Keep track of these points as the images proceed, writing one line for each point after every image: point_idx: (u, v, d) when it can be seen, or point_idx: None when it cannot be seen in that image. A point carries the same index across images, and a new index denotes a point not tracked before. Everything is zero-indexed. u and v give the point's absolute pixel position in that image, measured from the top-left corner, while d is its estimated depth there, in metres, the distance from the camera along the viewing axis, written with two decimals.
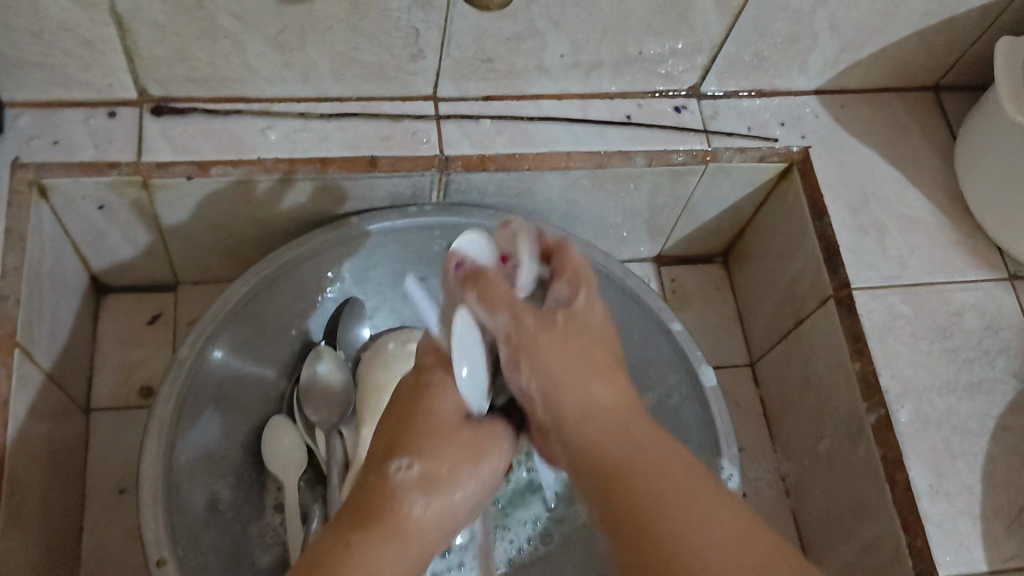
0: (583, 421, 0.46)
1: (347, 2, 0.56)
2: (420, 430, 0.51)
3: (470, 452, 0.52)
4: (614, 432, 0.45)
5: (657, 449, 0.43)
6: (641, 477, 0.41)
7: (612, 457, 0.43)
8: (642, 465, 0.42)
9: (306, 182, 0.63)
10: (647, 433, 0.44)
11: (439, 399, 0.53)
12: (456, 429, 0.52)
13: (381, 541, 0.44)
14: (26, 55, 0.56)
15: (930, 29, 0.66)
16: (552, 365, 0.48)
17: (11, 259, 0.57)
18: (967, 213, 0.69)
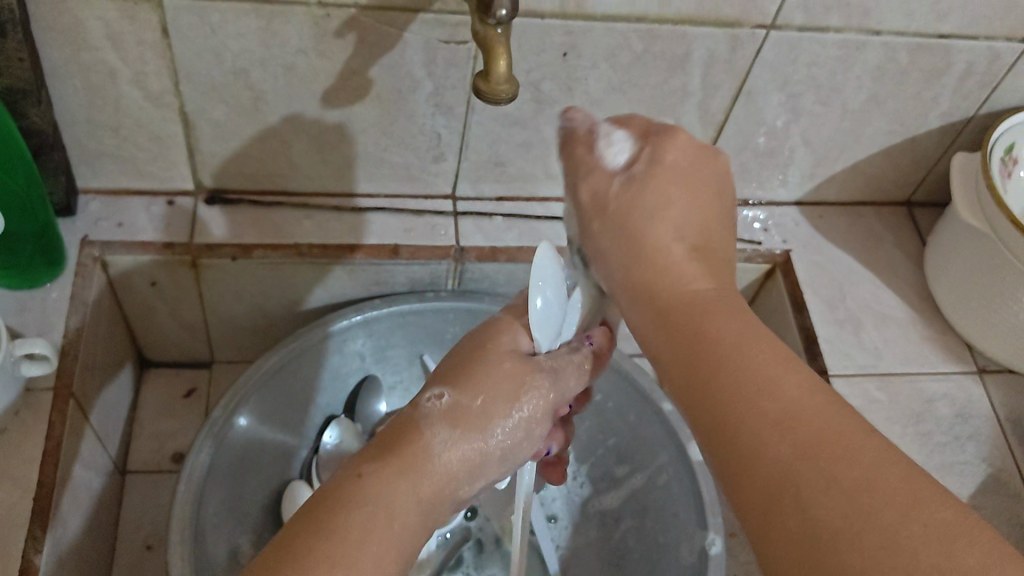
0: (635, 260, 0.42)
1: (379, 108, 0.65)
2: (468, 372, 0.48)
3: (508, 393, 0.48)
4: (697, 301, 0.40)
5: (731, 325, 0.39)
6: (732, 363, 0.38)
7: (703, 336, 0.39)
8: (723, 344, 0.39)
9: (336, 265, 0.71)
10: (732, 320, 0.40)
11: (494, 358, 0.49)
12: (503, 382, 0.48)
13: (399, 485, 0.42)
14: (103, 147, 0.66)
15: (895, 147, 0.74)
16: (643, 214, 0.42)
17: (73, 321, 0.64)
18: (937, 312, 0.75)
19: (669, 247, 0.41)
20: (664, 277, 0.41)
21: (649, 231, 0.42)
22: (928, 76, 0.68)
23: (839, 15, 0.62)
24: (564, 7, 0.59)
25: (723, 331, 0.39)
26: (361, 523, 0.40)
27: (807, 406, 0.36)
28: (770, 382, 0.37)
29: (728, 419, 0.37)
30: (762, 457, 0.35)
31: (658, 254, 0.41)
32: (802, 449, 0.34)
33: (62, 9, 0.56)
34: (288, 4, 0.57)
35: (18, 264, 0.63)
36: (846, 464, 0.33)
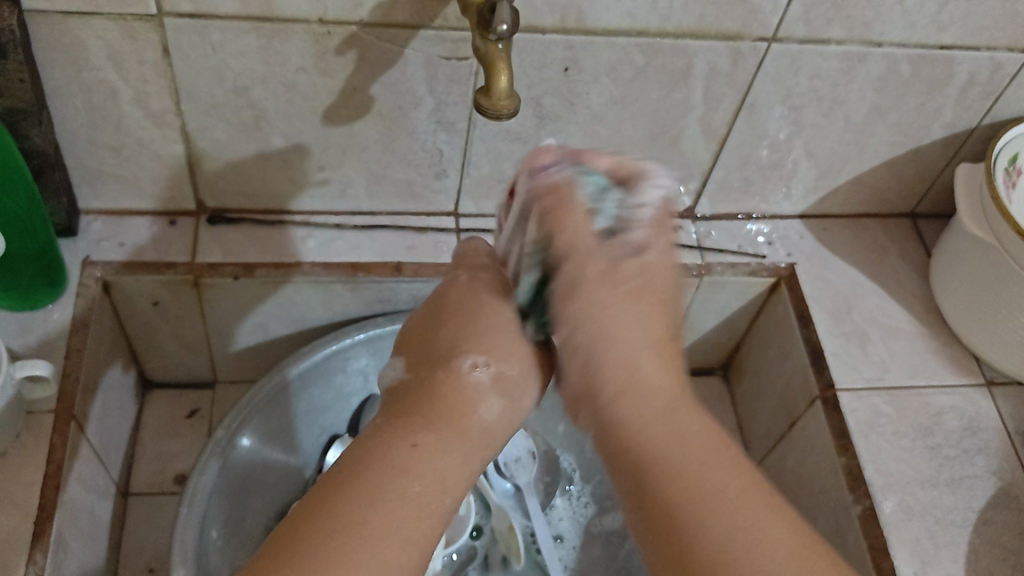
0: (609, 375, 0.46)
1: (381, 125, 0.65)
2: (464, 327, 0.50)
3: (524, 356, 0.50)
4: (661, 407, 0.45)
5: (694, 428, 0.44)
6: (681, 454, 0.42)
7: (652, 437, 0.44)
8: (675, 440, 0.43)
9: (339, 284, 0.71)
10: (687, 425, 0.44)
11: (484, 306, 0.52)
12: (515, 339, 0.50)
13: (448, 441, 0.44)
14: (104, 167, 0.66)
15: (899, 159, 0.74)
16: (610, 330, 0.47)
17: (74, 342, 0.63)
18: (943, 324, 0.75)
19: (631, 376, 0.46)
20: (624, 376, 0.46)
21: (621, 334, 0.47)
22: (930, 87, 0.68)
23: (840, 28, 0.62)
24: (565, 22, 0.59)
25: (677, 431, 0.44)
26: (405, 477, 0.41)
27: (735, 487, 0.41)
28: (715, 475, 0.42)
29: (667, 492, 0.41)
30: (699, 530, 0.40)
31: (623, 362, 0.46)
32: (734, 526, 0.40)
33: (64, 30, 0.56)
34: (290, 22, 0.57)
35: (20, 285, 0.63)
36: (762, 542, 0.39)
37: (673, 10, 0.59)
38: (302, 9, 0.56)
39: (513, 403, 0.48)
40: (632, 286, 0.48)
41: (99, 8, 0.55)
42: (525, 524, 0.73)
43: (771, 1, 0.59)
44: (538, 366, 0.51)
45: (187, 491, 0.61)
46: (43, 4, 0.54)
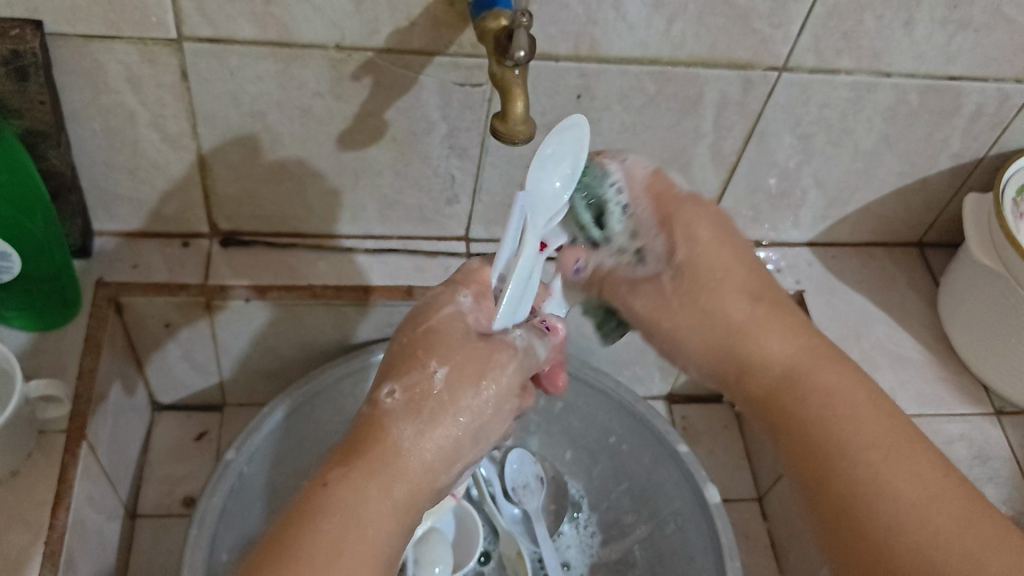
0: (721, 348, 0.54)
1: (395, 150, 0.66)
2: (407, 356, 0.50)
3: (467, 373, 0.49)
4: (809, 379, 0.50)
5: (832, 379, 0.50)
6: (834, 417, 0.48)
7: (813, 402, 0.49)
8: (829, 399, 0.49)
9: (350, 307, 0.71)
10: (829, 376, 0.50)
11: (426, 331, 0.50)
12: (467, 354, 0.49)
13: (369, 486, 0.45)
14: (119, 189, 0.66)
15: (907, 188, 0.75)
16: (706, 301, 0.54)
17: (87, 363, 0.63)
18: (951, 353, 0.75)
19: (763, 347, 0.52)
20: (762, 357, 0.52)
21: (751, 345, 0.52)
22: (938, 118, 0.68)
23: (849, 58, 0.63)
24: (578, 50, 0.60)
25: (832, 403, 0.49)
26: (334, 541, 0.43)
27: (861, 439, 0.47)
28: (862, 418, 0.48)
29: (820, 449, 0.48)
30: (851, 471, 0.46)
31: (757, 340, 0.52)
32: (872, 466, 0.46)
33: (84, 53, 0.56)
34: (307, 47, 0.58)
35: (35, 305, 0.63)
36: (901, 482, 0.45)
37: (685, 39, 0.60)
38: (320, 35, 0.57)
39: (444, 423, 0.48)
40: (736, 285, 0.54)
41: (120, 32, 0.56)
42: (532, 549, 0.73)
43: (781, 31, 0.60)
44: (479, 375, 0.49)
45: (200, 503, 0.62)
46: (64, 27, 0.55)
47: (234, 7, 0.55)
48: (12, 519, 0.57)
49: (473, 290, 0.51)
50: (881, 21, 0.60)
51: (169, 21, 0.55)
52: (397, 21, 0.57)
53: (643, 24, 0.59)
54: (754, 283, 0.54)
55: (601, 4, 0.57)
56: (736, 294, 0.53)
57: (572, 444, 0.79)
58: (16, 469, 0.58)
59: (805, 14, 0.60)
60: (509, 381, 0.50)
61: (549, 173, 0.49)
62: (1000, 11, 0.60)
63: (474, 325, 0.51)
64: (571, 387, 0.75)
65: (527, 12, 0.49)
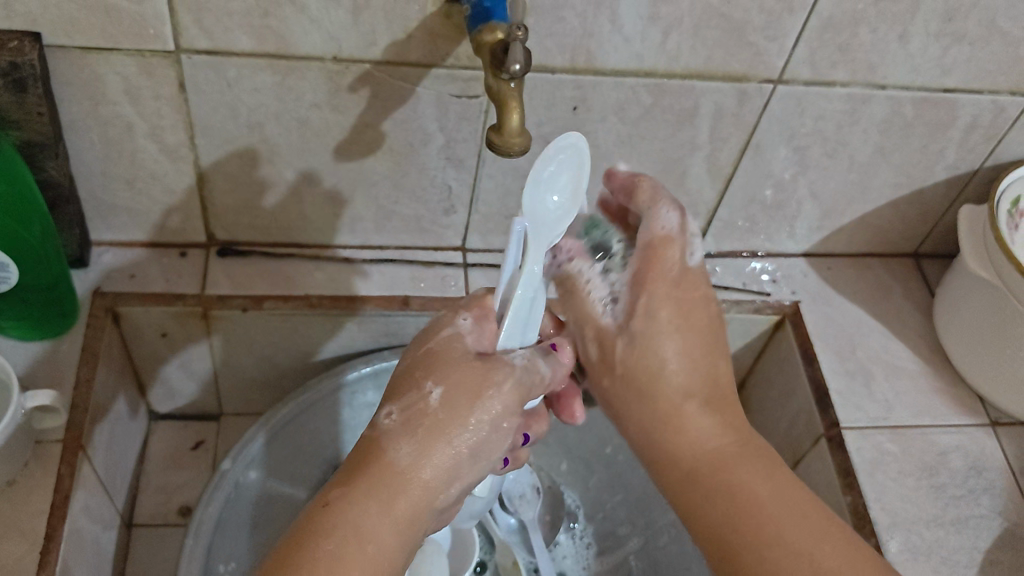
0: (677, 475, 0.53)
1: (392, 161, 0.66)
2: (408, 379, 0.51)
3: (467, 389, 0.49)
4: (698, 420, 0.54)
5: (706, 426, 0.53)
6: (726, 458, 0.52)
7: (694, 437, 0.53)
8: (713, 459, 0.53)
9: (347, 317, 0.71)
10: (710, 425, 0.53)
11: (428, 354, 0.52)
12: (463, 374, 0.50)
13: (370, 509, 0.46)
14: (117, 200, 0.66)
15: (902, 200, 0.75)
16: (632, 399, 0.55)
17: (83, 373, 0.63)
18: (947, 364, 0.75)
19: (687, 405, 0.54)
20: (669, 404, 0.54)
21: (653, 373, 0.54)
22: (933, 130, 0.69)
23: (844, 70, 0.63)
24: (574, 63, 0.60)
25: (721, 450, 0.53)
26: (338, 561, 0.44)
27: (801, 542, 0.48)
28: (750, 474, 0.51)
29: (710, 499, 0.51)
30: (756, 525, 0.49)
31: (680, 381, 0.54)
32: (787, 574, 0.47)
33: (82, 65, 0.57)
34: (305, 59, 0.58)
35: (32, 314, 0.63)
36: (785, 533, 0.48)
37: (680, 52, 0.61)
38: (317, 47, 0.58)
39: (444, 445, 0.48)
40: (678, 329, 0.54)
41: (118, 44, 0.56)
42: (528, 559, 0.73)
43: (777, 44, 0.61)
44: (477, 393, 0.49)
45: (197, 516, 0.62)
46: (62, 39, 0.55)
47: (232, 19, 0.55)
48: (7, 529, 0.57)
49: (474, 314, 0.53)
50: (876, 33, 0.61)
51: (167, 33, 0.56)
52: (394, 33, 0.57)
53: (639, 36, 0.59)
54: (702, 315, 0.55)
55: (597, 16, 0.57)
56: (671, 318, 0.54)
57: (568, 454, 0.79)
58: (11, 479, 0.58)
59: (800, 27, 0.60)
60: (509, 396, 0.50)
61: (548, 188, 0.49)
62: (995, 23, 0.61)
63: (474, 346, 0.52)
64: None
65: (519, 23, 0.50)
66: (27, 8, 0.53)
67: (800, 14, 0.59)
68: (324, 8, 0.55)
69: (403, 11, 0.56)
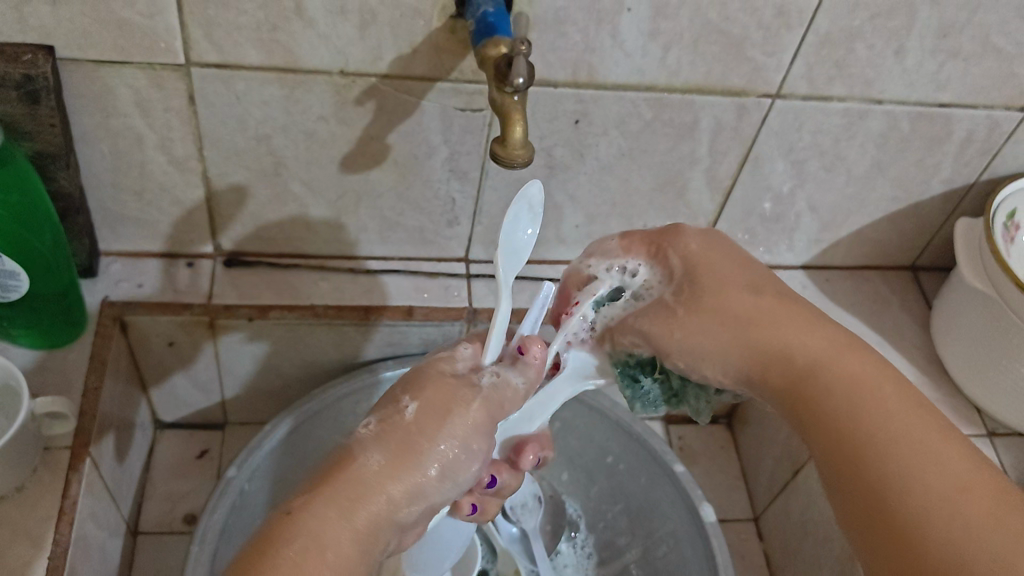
0: (773, 369, 0.52)
1: (397, 173, 0.67)
2: (388, 400, 0.51)
3: (438, 406, 0.49)
4: (829, 382, 0.50)
5: (868, 391, 0.49)
6: (861, 413, 0.48)
7: (847, 403, 0.48)
8: (860, 406, 0.48)
9: (351, 327, 0.72)
10: (870, 381, 0.49)
11: (408, 378, 0.52)
12: (438, 392, 0.50)
13: (330, 512, 0.46)
14: (126, 211, 0.67)
15: (899, 213, 0.76)
16: (701, 326, 0.53)
17: (92, 381, 0.64)
18: (945, 375, 0.76)
19: (832, 368, 0.50)
20: (809, 382, 0.50)
21: (795, 349, 0.51)
22: (929, 144, 0.70)
23: (841, 85, 0.64)
24: (576, 77, 0.62)
25: (854, 403, 0.48)
26: (293, 563, 0.43)
27: (895, 422, 0.47)
28: (887, 419, 0.47)
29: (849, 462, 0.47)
30: (874, 463, 0.46)
31: (801, 346, 0.51)
32: (906, 460, 0.45)
33: (94, 78, 0.58)
34: (313, 73, 0.59)
35: (41, 323, 0.64)
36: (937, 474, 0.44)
37: (680, 67, 0.62)
38: (325, 62, 0.59)
39: (409, 458, 0.48)
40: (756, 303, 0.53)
41: (130, 57, 0.57)
42: (530, 568, 0.73)
43: (775, 59, 0.62)
44: (450, 413, 0.49)
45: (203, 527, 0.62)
46: (76, 52, 0.56)
47: (242, 33, 0.57)
48: (15, 534, 0.58)
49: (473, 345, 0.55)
50: (873, 49, 0.62)
51: (177, 47, 0.57)
52: (400, 48, 0.58)
53: (640, 52, 0.60)
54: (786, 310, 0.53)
55: (598, 31, 0.59)
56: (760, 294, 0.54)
57: (569, 463, 0.79)
58: (19, 485, 0.59)
59: (798, 43, 0.61)
60: (478, 418, 0.50)
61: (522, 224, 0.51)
62: (989, 39, 0.62)
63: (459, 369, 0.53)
64: (569, 407, 0.76)
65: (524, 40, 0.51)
66: (42, 22, 0.54)
67: (798, 30, 0.60)
68: (332, 23, 0.56)
69: (409, 26, 0.57)
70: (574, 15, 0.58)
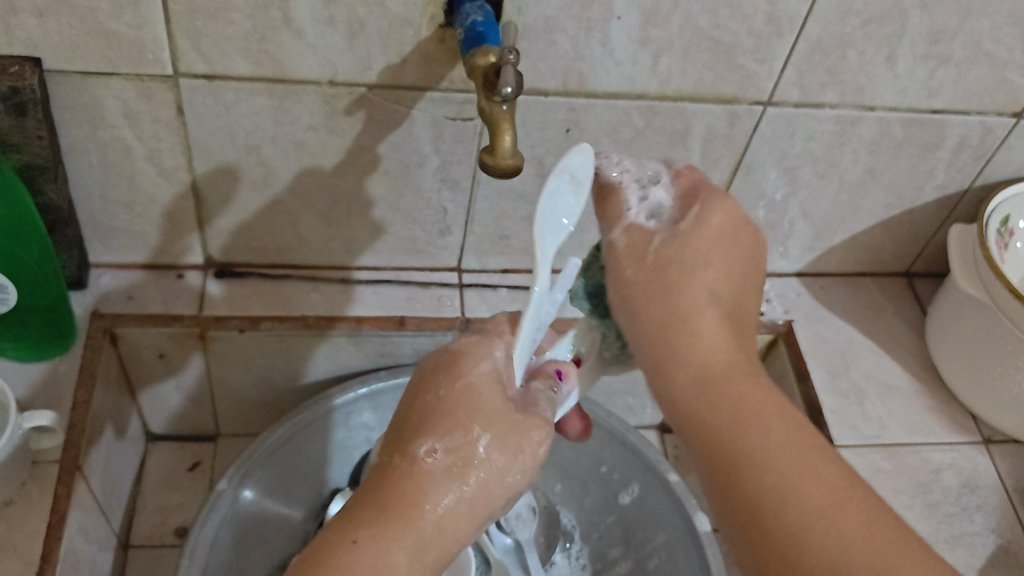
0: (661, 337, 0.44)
1: (387, 183, 0.67)
2: (446, 415, 0.46)
3: (509, 441, 0.47)
4: (733, 380, 0.43)
5: (754, 391, 0.43)
6: (734, 405, 0.42)
7: (741, 396, 0.43)
8: (729, 400, 0.42)
9: (343, 338, 0.72)
10: (750, 388, 0.43)
11: (468, 384, 0.48)
12: (509, 424, 0.47)
13: (400, 548, 0.42)
14: (115, 222, 0.67)
15: (893, 220, 0.76)
16: (647, 297, 0.45)
17: (82, 394, 0.63)
18: (941, 382, 0.75)
19: (738, 380, 0.43)
20: (716, 373, 0.43)
21: (674, 291, 0.45)
22: (922, 150, 0.69)
23: (833, 92, 0.64)
24: (566, 85, 0.61)
25: (735, 401, 0.42)
26: None
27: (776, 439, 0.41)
28: (772, 438, 0.41)
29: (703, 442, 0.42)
30: (746, 457, 0.41)
31: (702, 322, 0.44)
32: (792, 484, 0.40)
33: (82, 89, 0.58)
34: (302, 83, 0.59)
35: (30, 336, 0.64)
36: (815, 501, 0.39)
37: (671, 75, 0.62)
38: (314, 72, 0.59)
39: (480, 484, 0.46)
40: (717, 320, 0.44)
41: (118, 69, 0.57)
42: None
43: (766, 66, 0.62)
44: (516, 440, 0.47)
45: (197, 536, 0.62)
46: (63, 64, 0.56)
47: (230, 44, 0.56)
48: (2, 549, 0.57)
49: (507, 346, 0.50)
50: (863, 56, 0.62)
51: (165, 59, 0.57)
52: (389, 58, 0.58)
53: (630, 60, 0.60)
54: (752, 286, 0.47)
55: (588, 40, 0.59)
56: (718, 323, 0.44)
57: (563, 473, 0.79)
58: (7, 500, 0.59)
59: (788, 50, 0.61)
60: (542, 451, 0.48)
61: (562, 211, 0.46)
62: (980, 46, 0.62)
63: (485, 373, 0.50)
64: None
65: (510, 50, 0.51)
66: (28, 34, 0.54)
67: (789, 36, 0.60)
68: (321, 33, 0.56)
69: (398, 36, 0.57)
70: (564, 23, 0.57)
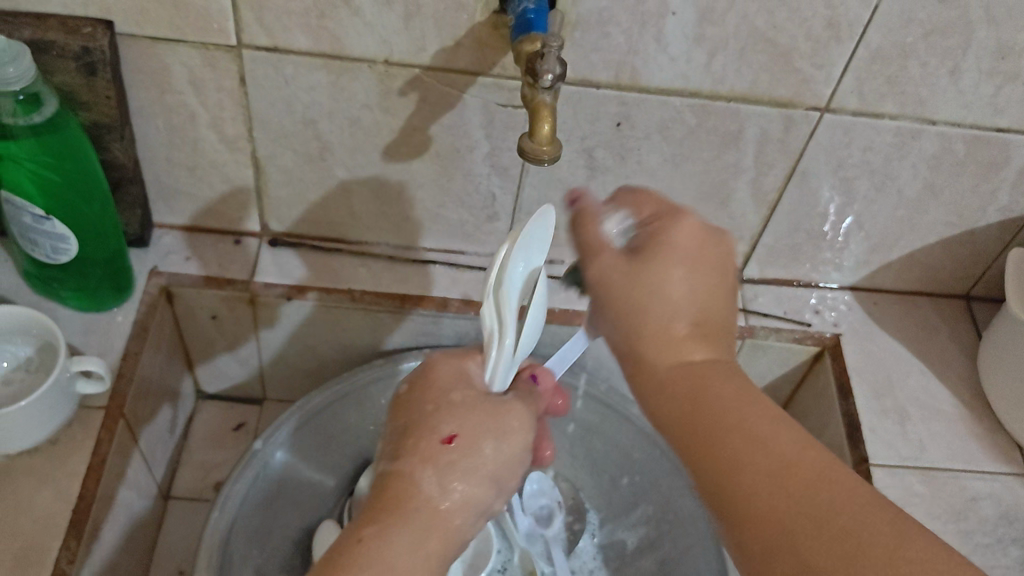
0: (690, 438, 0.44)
1: (438, 166, 0.68)
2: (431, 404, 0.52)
3: (465, 425, 0.50)
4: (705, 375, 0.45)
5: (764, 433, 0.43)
6: (737, 448, 0.42)
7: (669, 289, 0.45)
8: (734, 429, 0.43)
9: (386, 315, 0.74)
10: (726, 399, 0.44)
11: (442, 427, 0.50)
12: (462, 413, 0.51)
13: (406, 537, 0.46)
14: (179, 185, 0.70)
15: (953, 238, 0.73)
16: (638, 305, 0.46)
17: (133, 346, 0.67)
18: (990, 411, 0.72)
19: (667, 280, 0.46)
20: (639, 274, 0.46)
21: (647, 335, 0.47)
22: (987, 169, 0.67)
23: (893, 102, 0.63)
24: (618, 78, 0.61)
25: (822, 470, 0.41)
26: None
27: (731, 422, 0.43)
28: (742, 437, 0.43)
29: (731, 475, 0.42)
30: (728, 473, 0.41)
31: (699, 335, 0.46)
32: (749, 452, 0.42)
33: (150, 53, 0.60)
34: (358, 61, 0.61)
35: (88, 287, 0.67)
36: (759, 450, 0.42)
37: (725, 75, 0.61)
38: (371, 51, 0.60)
39: (459, 535, 0.49)
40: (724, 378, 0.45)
41: (184, 36, 0.59)
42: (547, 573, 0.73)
43: (823, 73, 0.61)
44: (474, 435, 0.50)
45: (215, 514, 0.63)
46: (133, 29, 0.58)
47: (291, 19, 0.58)
48: (44, 481, 0.60)
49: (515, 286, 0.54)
50: (926, 67, 0.60)
51: (230, 29, 0.59)
52: (443, 40, 0.59)
53: (683, 57, 0.60)
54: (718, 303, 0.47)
55: (641, 34, 0.59)
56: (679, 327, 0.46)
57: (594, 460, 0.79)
58: (53, 439, 0.62)
59: (848, 56, 0.60)
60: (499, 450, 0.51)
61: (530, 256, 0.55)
62: None
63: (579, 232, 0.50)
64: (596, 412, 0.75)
65: (551, 40, 0.50)
66: None
67: (849, 42, 0.59)
68: (378, 13, 0.58)
69: (452, 19, 0.58)
70: (617, 16, 0.57)
